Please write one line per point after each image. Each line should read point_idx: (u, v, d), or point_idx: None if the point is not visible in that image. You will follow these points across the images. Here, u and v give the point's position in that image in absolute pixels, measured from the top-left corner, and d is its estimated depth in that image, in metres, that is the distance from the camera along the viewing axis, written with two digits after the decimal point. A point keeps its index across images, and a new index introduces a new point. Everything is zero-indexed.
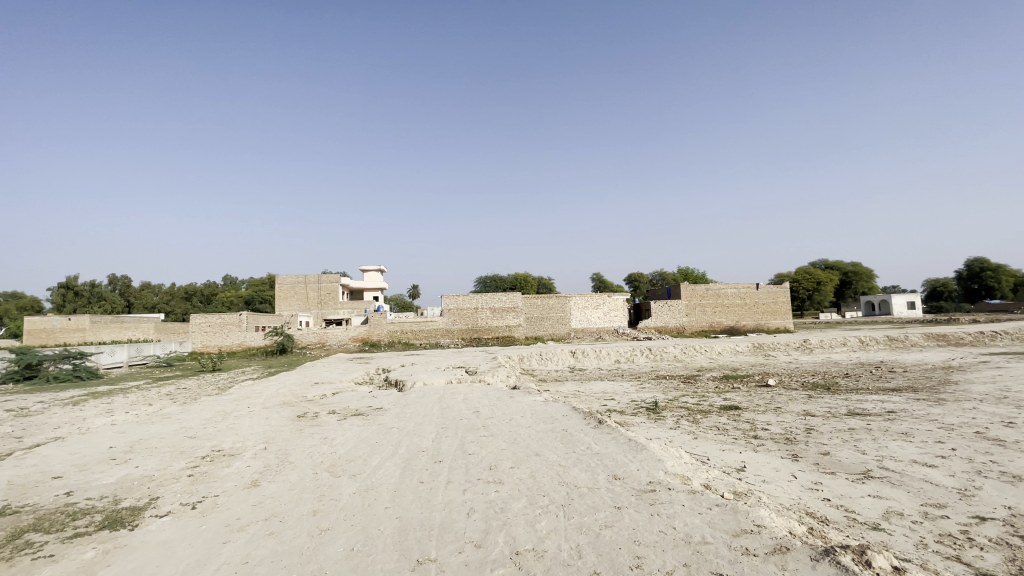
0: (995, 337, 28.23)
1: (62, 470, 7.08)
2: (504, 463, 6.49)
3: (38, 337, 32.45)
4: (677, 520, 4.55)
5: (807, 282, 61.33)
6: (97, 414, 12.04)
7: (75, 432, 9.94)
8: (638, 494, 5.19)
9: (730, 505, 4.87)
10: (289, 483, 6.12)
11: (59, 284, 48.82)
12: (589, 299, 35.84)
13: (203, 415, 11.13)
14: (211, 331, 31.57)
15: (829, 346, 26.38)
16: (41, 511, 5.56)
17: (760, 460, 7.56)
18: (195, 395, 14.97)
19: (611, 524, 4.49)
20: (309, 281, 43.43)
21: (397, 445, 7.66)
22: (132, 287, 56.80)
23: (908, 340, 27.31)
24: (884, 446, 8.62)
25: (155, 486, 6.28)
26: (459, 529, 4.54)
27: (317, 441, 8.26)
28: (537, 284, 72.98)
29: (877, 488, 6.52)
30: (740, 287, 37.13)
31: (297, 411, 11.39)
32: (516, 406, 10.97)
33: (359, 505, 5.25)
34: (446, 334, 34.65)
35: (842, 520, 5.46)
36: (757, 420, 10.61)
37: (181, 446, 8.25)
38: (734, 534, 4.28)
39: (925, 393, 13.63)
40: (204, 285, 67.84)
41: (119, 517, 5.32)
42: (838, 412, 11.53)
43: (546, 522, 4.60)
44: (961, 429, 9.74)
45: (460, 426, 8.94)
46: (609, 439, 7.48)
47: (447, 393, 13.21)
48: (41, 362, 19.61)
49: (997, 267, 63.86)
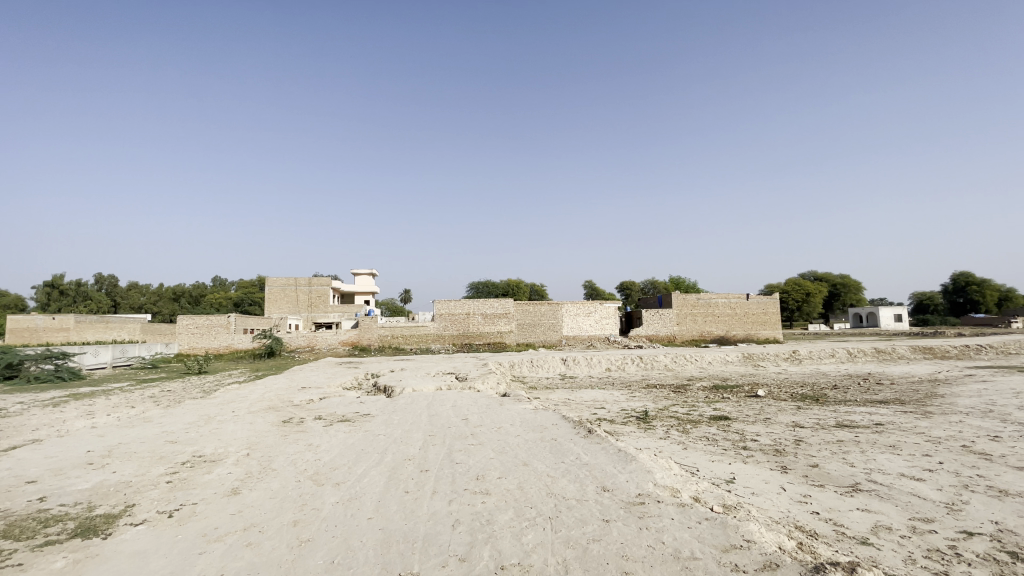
0: (981, 351, 28.57)
1: (37, 475, 6.86)
2: (492, 473, 6.39)
3: (21, 336, 31.80)
4: (666, 534, 4.47)
5: (796, 293, 62.01)
6: (78, 416, 11.76)
7: (53, 434, 9.71)
8: (627, 506, 5.11)
9: (719, 519, 4.80)
10: (270, 491, 5.97)
11: (45, 282, 48.32)
12: (581, 306, 35.87)
13: (188, 418, 10.92)
14: (199, 333, 31.12)
15: (818, 357, 26.54)
16: (12, 517, 5.36)
17: (749, 471, 7.52)
18: (179, 398, 14.71)
19: (599, 538, 4.41)
20: (299, 283, 43.06)
21: (383, 453, 7.53)
22: (119, 286, 56.09)
23: (896, 353, 27.59)
24: (873, 458, 8.61)
25: (133, 492, 6.11)
26: (443, 542, 4.43)
27: (302, 447, 8.11)
28: (529, 290, 73.19)
29: (865, 502, 6.49)
30: (731, 297, 37.36)
31: (282, 416, 11.19)
32: (505, 414, 10.87)
33: (342, 516, 5.11)
34: (437, 339, 34.49)
35: (831, 535, 5.43)
36: (746, 431, 10.58)
37: (161, 451, 8.06)
38: (723, 549, 4.20)
39: (913, 406, 13.67)
40: (193, 285, 67.10)
41: (93, 525, 5.14)
42: (827, 423, 11.54)
43: (532, 535, 4.50)
44: (948, 442, 9.78)
45: (447, 434, 8.82)
46: (598, 449, 7.43)
47: (436, 400, 13.08)
48: (23, 362, 19.17)
49: (981, 282, 65.00)
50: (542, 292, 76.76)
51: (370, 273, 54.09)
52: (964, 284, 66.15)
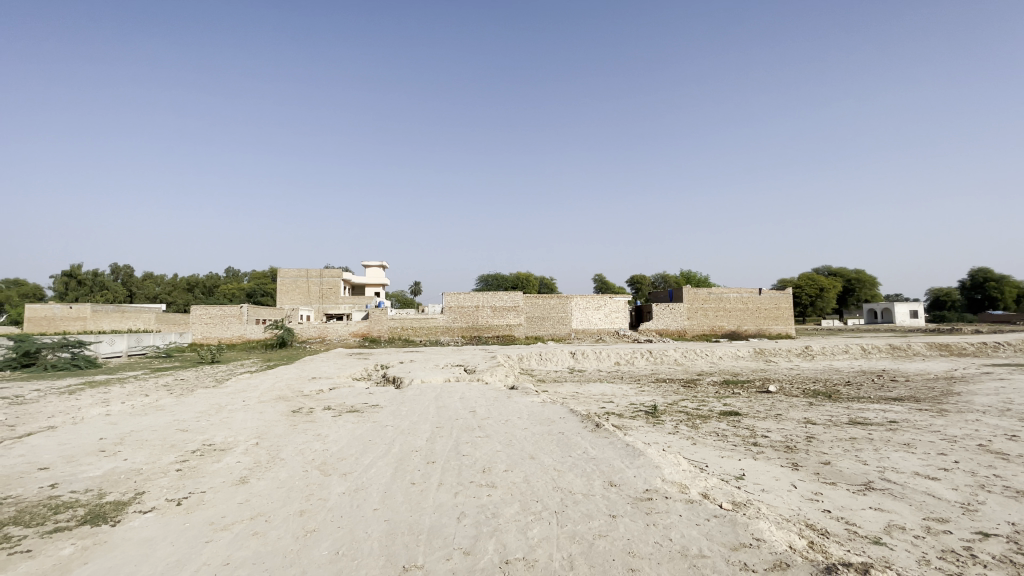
0: (998, 348, 27.97)
1: (50, 462, 6.97)
2: (498, 466, 6.36)
3: (40, 325, 32.42)
4: (674, 531, 4.40)
5: (811, 288, 61.09)
6: (92, 403, 11.96)
7: (68, 422, 9.85)
8: (634, 502, 5.05)
9: (729, 516, 4.72)
10: (278, 481, 6.00)
11: (64, 271, 49.48)
12: (590, 299, 35.68)
13: (198, 407, 11.04)
14: (211, 323, 31.39)
15: (831, 353, 26.17)
16: (24, 504, 5.44)
17: (759, 468, 7.44)
18: (192, 387, 14.89)
19: (605, 534, 4.36)
20: (311, 275, 43.39)
21: (390, 445, 7.55)
22: (135, 277, 57.11)
23: (911, 350, 27.11)
24: (886, 456, 8.46)
25: (142, 480, 6.16)
26: (448, 535, 4.40)
27: (310, 437, 8.17)
28: (540, 283, 73.55)
29: (878, 500, 6.37)
30: (743, 292, 36.97)
31: (292, 406, 11.30)
32: (513, 407, 10.85)
33: (348, 507, 5.11)
34: (446, 331, 34.59)
35: (842, 533, 5.34)
36: (756, 427, 10.47)
37: (171, 439, 8.13)
38: (732, 547, 4.13)
39: (928, 404, 13.38)
40: (207, 277, 68.15)
41: (102, 512, 5.19)
42: (839, 420, 11.36)
43: (538, 529, 4.47)
44: (963, 440, 9.59)
45: (455, 425, 8.83)
46: (606, 444, 7.34)
47: (444, 392, 13.08)
48: (39, 350, 19.52)
49: (1000, 278, 63.82)
50: (551, 287, 76.47)
51: (382, 265, 54.36)
52: (982, 281, 64.86)
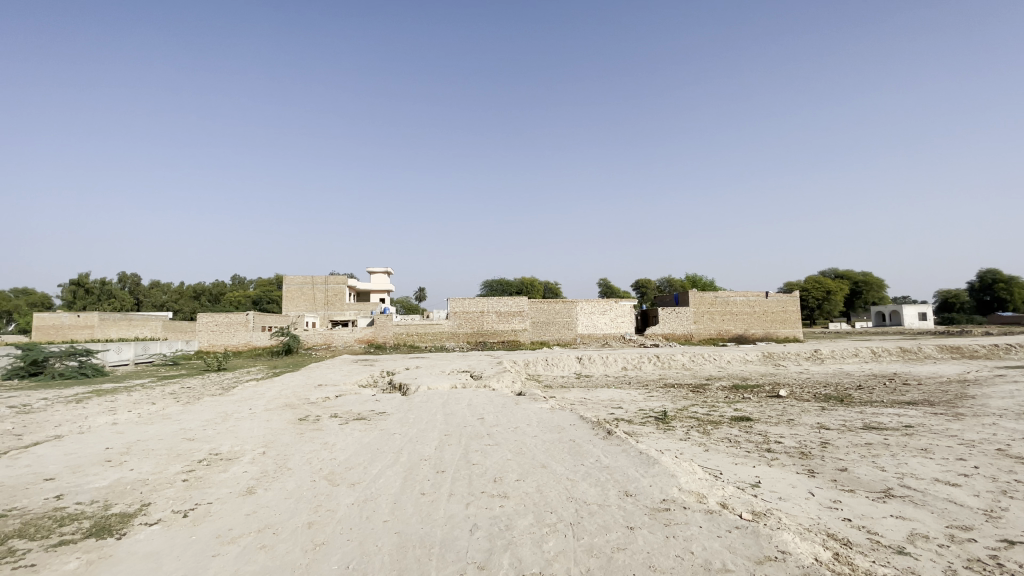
0: (1011, 350, 27.55)
1: (55, 472, 6.91)
2: (510, 475, 6.24)
3: (47, 333, 32.65)
4: (695, 543, 4.27)
5: (817, 291, 60.59)
6: (98, 412, 11.95)
7: (74, 431, 9.78)
8: (651, 513, 4.91)
9: (751, 528, 4.56)
10: (285, 492, 5.90)
11: (71, 279, 49.86)
12: (596, 303, 35.47)
13: (204, 416, 10.94)
14: (218, 330, 31.48)
15: (841, 356, 25.82)
16: (29, 516, 5.36)
17: (775, 475, 7.26)
18: (197, 394, 14.80)
19: (624, 547, 4.21)
20: (316, 282, 43.49)
21: (399, 453, 7.42)
22: (142, 285, 57.37)
23: (921, 353, 26.73)
24: (904, 462, 8.26)
25: (149, 491, 6.08)
26: (461, 548, 4.28)
27: (317, 445, 8.07)
28: (545, 286, 73.71)
29: (899, 508, 6.19)
30: (749, 295, 36.70)
31: (299, 414, 11.22)
32: (522, 413, 10.70)
33: (357, 518, 5.01)
34: (451, 337, 34.52)
35: (865, 543, 5.17)
36: (769, 432, 10.28)
37: (178, 448, 8.07)
38: (757, 561, 3.98)
39: (943, 408, 13.12)
40: (213, 284, 68.28)
41: (107, 524, 5.10)
42: (853, 425, 11.14)
43: (554, 542, 4.33)
44: (982, 445, 9.35)
45: (463, 433, 8.68)
46: (619, 451, 7.19)
47: (451, 399, 12.93)
48: (47, 358, 19.55)
49: (1009, 279, 63.29)
50: (557, 291, 76.56)
51: (386, 271, 54.38)
52: (991, 282, 64.39)
